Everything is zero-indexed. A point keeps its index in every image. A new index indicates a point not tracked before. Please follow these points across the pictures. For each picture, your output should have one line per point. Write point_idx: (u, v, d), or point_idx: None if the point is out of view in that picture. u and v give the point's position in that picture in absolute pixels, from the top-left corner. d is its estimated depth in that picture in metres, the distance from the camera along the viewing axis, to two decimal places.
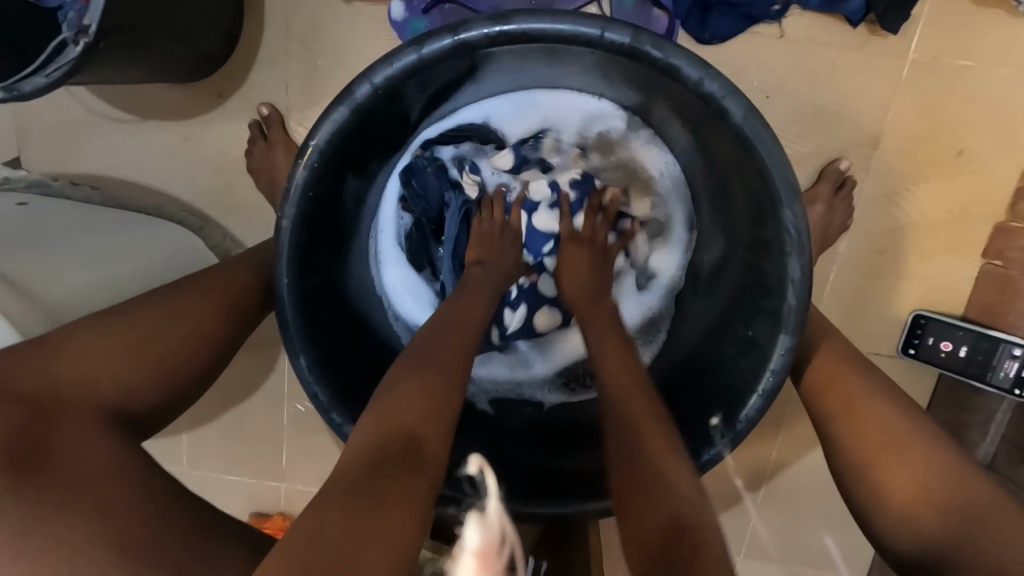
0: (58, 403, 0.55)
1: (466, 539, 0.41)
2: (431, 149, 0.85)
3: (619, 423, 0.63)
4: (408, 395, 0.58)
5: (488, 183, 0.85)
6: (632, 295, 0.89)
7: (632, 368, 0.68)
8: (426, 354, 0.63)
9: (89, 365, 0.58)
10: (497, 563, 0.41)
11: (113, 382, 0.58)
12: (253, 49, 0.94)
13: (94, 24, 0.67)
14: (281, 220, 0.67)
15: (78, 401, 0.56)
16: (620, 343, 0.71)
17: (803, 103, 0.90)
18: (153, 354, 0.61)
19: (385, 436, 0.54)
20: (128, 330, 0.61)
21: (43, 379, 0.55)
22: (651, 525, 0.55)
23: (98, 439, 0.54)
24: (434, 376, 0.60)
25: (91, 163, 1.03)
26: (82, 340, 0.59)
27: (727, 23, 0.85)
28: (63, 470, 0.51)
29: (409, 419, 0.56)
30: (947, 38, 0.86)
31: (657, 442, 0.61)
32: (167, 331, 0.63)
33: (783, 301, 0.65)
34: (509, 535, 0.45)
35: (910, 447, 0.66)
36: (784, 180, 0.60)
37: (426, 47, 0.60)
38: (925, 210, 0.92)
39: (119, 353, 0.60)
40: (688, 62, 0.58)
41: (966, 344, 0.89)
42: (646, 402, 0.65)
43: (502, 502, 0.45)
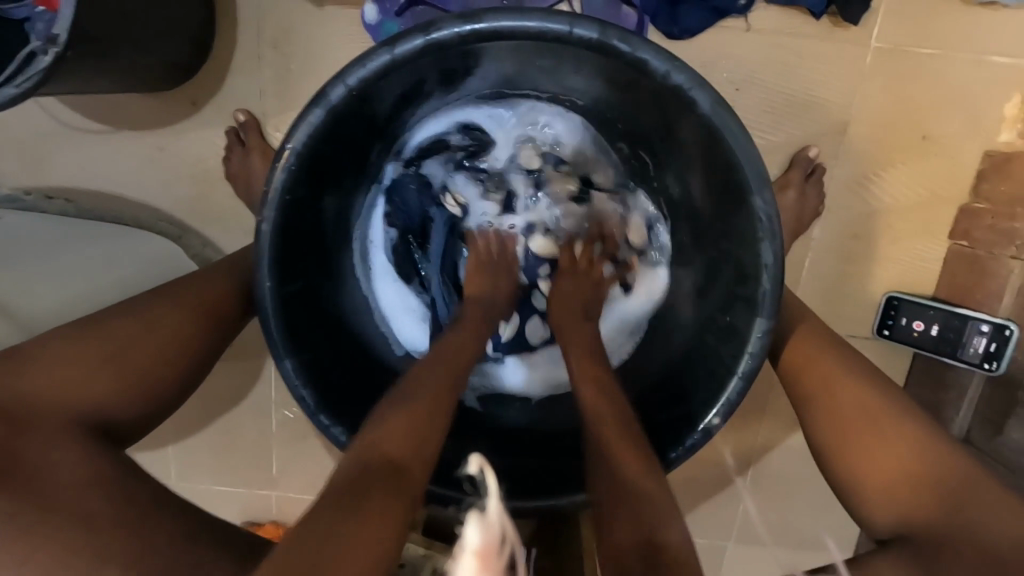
0: (33, 418, 0.54)
1: (466, 539, 0.44)
2: (415, 166, 0.86)
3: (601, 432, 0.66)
4: (396, 421, 0.60)
5: (473, 208, 0.89)
6: (618, 310, 0.90)
7: (600, 380, 0.72)
8: (417, 384, 0.65)
9: (70, 377, 0.57)
10: (497, 563, 0.44)
11: (94, 393, 0.58)
12: (227, 56, 0.93)
13: (64, 33, 0.66)
14: (261, 224, 0.67)
15: (58, 413, 0.55)
16: (592, 359, 0.75)
17: (772, 94, 0.92)
18: (134, 363, 0.61)
19: (368, 458, 0.56)
20: (108, 339, 0.61)
21: (17, 395, 0.54)
22: (629, 534, 0.56)
23: (77, 450, 0.54)
24: (423, 403, 0.62)
25: (63, 175, 1.01)
26: (56, 354, 0.58)
27: (696, 18, 0.87)
28: (47, 480, 0.51)
29: (393, 443, 0.57)
30: (907, 27, 0.89)
31: (629, 453, 0.64)
32: (147, 339, 0.63)
33: (759, 287, 0.67)
34: (508, 534, 0.47)
35: (886, 424, 0.68)
36: (753, 167, 0.62)
37: (398, 48, 0.60)
38: (892, 194, 0.95)
39: (95, 366, 0.59)
40: (655, 55, 0.59)
41: (937, 323, 0.93)
42: (619, 420, 0.67)
43: (502, 502, 0.47)
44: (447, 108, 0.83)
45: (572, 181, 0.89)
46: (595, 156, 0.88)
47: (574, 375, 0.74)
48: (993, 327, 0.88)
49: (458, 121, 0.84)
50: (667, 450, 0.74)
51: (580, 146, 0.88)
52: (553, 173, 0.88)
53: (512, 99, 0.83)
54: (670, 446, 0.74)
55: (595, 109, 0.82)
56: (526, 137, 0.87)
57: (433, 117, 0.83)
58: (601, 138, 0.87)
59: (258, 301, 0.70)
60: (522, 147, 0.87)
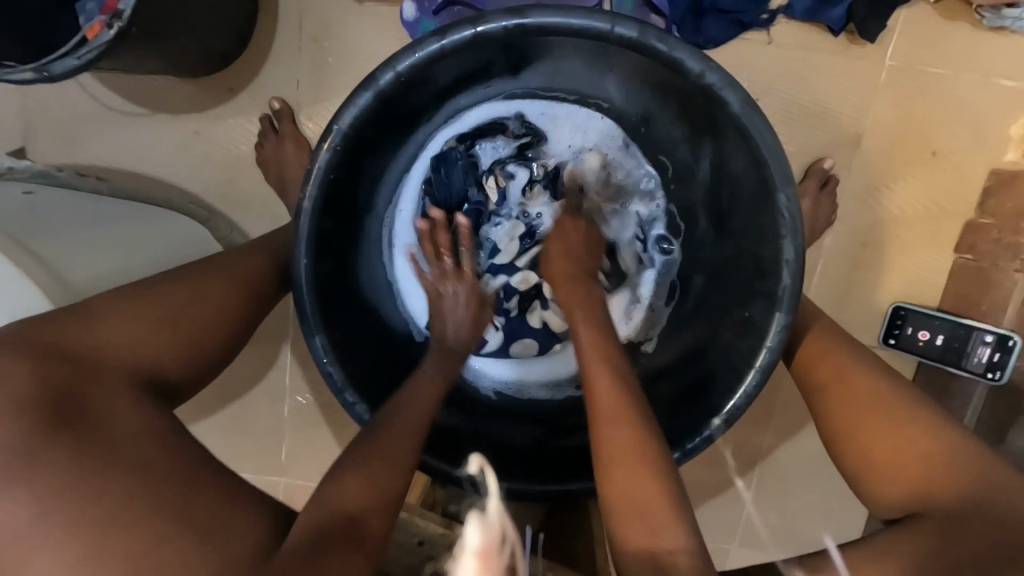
0: (88, 368, 0.55)
1: (468, 539, 0.47)
2: (467, 143, 0.88)
3: (612, 436, 0.63)
4: (358, 476, 0.59)
5: (511, 199, 0.90)
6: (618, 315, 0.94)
7: (618, 368, 0.70)
8: (390, 434, 0.65)
9: (122, 340, 0.59)
10: (496, 562, 0.47)
11: (143, 355, 0.59)
12: (265, 45, 0.97)
13: (129, 10, 0.69)
14: (302, 201, 0.69)
15: (109, 371, 0.56)
16: (602, 344, 0.72)
17: (790, 106, 0.96)
18: (181, 329, 0.63)
19: (334, 518, 0.55)
20: (158, 304, 0.63)
21: (72, 343, 0.56)
22: (643, 541, 0.58)
23: (132, 406, 0.55)
24: (386, 456, 0.62)
25: (97, 154, 1.03)
26: (110, 309, 0.60)
27: (719, 28, 0.90)
28: (102, 431, 0.52)
29: (356, 501, 0.57)
30: (920, 47, 0.93)
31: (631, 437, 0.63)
32: (194, 308, 0.65)
33: (778, 283, 0.70)
34: (509, 535, 0.50)
35: (900, 420, 0.71)
36: (779, 166, 0.65)
37: (448, 37, 0.63)
38: (901, 206, 0.99)
39: (144, 328, 0.61)
40: (691, 56, 0.62)
41: (943, 333, 0.97)
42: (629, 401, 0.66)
43: (502, 503, 0.51)
44: (512, 96, 0.86)
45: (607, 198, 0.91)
46: (635, 176, 0.91)
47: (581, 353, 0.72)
48: (997, 338, 0.92)
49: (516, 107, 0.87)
50: (683, 441, 0.77)
51: (619, 155, 0.90)
52: (592, 177, 0.90)
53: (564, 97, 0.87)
54: (676, 444, 0.77)
55: (634, 115, 0.85)
56: (579, 138, 0.90)
57: (494, 99, 0.86)
58: (636, 151, 0.90)
59: (294, 277, 0.72)
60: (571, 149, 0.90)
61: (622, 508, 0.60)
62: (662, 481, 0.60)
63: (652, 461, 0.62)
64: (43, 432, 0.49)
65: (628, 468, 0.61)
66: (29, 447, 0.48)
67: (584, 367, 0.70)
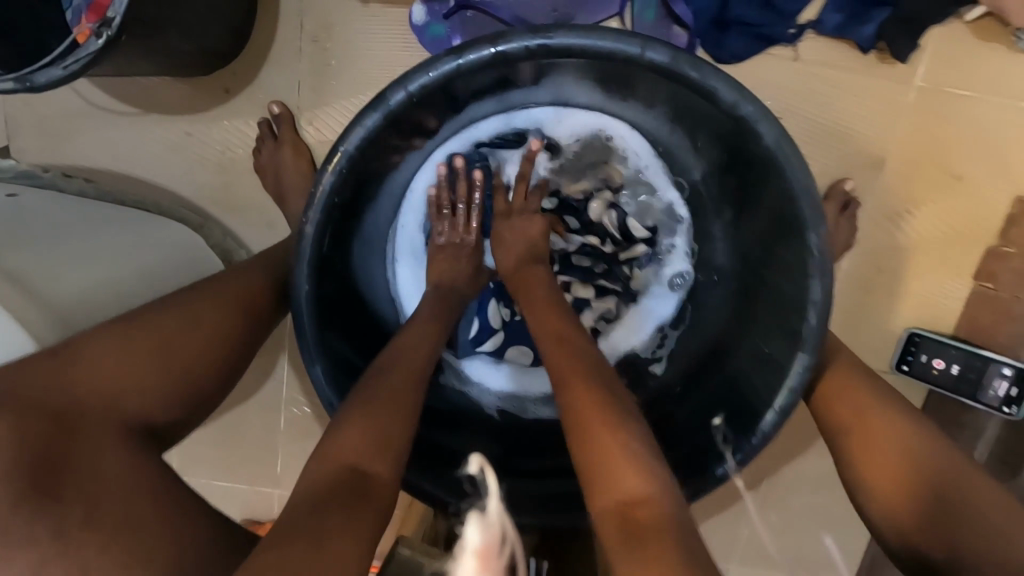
0: (74, 421, 0.53)
1: (467, 538, 0.43)
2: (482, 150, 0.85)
3: (566, 395, 0.62)
4: (355, 429, 0.59)
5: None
6: (631, 334, 0.90)
7: (568, 341, 0.68)
8: (376, 387, 0.64)
9: (106, 384, 0.56)
10: (497, 563, 0.43)
11: (130, 400, 0.57)
12: (265, 46, 0.91)
13: (118, 17, 0.64)
14: (304, 225, 0.65)
15: (92, 420, 0.54)
16: (543, 306, 0.73)
17: (814, 125, 0.92)
18: (172, 364, 0.59)
19: (333, 473, 0.55)
20: (146, 337, 0.59)
21: (52, 391, 0.53)
22: (630, 483, 0.54)
23: (118, 460, 0.54)
24: (380, 407, 0.61)
25: (83, 154, 0.98)
26: (96, 348, 0.56)
27: (744, 43, 0.86)
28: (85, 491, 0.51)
29: (352, 454, 0.57)
30: (951, 68, 0.89)
31: (587, 402, 0.60)
32: (185, 340, 0.61)
33: (802, 323, 0.67)
34: (509, 533, 0.46)
35: (920, 462, 0.70)
36: (810, 203, 0.62)
37: (465, 56, 0.59)
38: (922, 232, 0.96)
39: (132, 367, 0.57)
40: (725, 85, 0.58)
41: (958, 362, 0.94)
42: (582, 373, 0.64)
43: (502, 502, 0.46)
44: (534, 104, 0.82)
45: (630, 218, 0.87)
46: (658, 199, 0.86)
47: (532, 329, 0.72)
48: (1015, 371, 0.89)
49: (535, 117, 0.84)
50: (694, 480, 0.74)
51: (639, 168, 0.86)
52: (612, 187, 0.87)
53: (587, 109, 0.83)
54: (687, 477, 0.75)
55: (654, 131, 0.81)
56: (602, 156, 0.86)
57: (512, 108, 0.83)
58: (658, 165, 0.85)
59: (294, 300, 0.68)
60: (591, 168, 0.87)
61: (598, 452, 0.56)
62: (631, 443, 0.57)
63: (609, 411, 0.59)
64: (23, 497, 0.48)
65: (593, 436, 0.57)
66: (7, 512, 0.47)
67: (540, 345, 0.70)
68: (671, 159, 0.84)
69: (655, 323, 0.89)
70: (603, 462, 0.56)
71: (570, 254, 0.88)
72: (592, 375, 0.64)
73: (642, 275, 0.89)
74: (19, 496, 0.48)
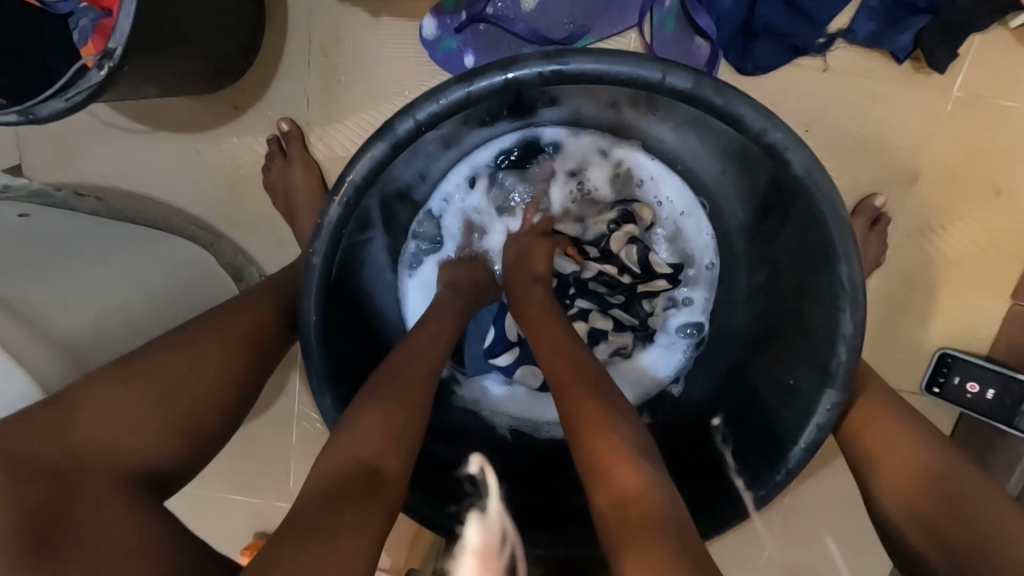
0: (72, 476, 0.51)
1: (471, 541, 0.50)
2: (497, 170, 0.84)
3: (567, 395, 0.60)
4: (365, 423, 0.57)
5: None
6: (649, 361, 0.88)
7: (565, 353, 0.65)
8: (379, 382, 0.62)
9: (109, 434, 0.54)
10: (495, 562, 0.50)
11: (135, 449, 0.55)
12: (273, 61, 0.89)
13: (120, 47, 0.62)
14: (312, 256, 0.64)
15: (93, 474, 0.52)
16: (549, 316, 0.70)
17: (844, 138, 0.88)
18: (175, 411, 0.58)
19: (339, 468, 0.53)
20: (149, 383, 0.58)
21: (53, 448, 0.51)
22: (633, 476, 0.52)
23: (120, 513, 0.51)
24: (393, 402, 0.59)
25: (95, 173, 0.98)
26: (98, 400, 0.55)
27: (771, 54, 0.82)
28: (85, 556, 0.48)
29: (362, 448, 0.55)
30: (993, 76, 0.84)
31: (585, 408, 0.58)
32: (189, 385, 0.60)
33: (832, 357, 0.63)
34: (504, 533, 0.56)
35: (954, 494, 0.66)
36: (842, 234, 0.58)
37: (475, 83, 0.57)
38: (958, 249, 0.91)
39: (136, 415, 0.56)
40: (751, 111, 0.55)
41: (994, 387, 0.90)
42: (582, 380, 0.61)
43: (500, 507, 0.60)
44: (552, 126, 0.81)
45: (653, 249, 0.85)
46: (681, 228, 0.84)
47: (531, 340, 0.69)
48: None
49: (552, 137, 0.82)
50: (717, 515, 0.71)
51: (659, 192, 0.84)
52: (634, 216, 0.83)
53: (610, 132, 0.81)
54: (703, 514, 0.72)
55: (675, 152, 0.79)
56: (622, 182, 0.84)
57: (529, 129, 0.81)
58: (680, 189, 0.83)
59: (302, 332, 0.67)
60: (613, 197, 0.85)
61: (603, 447, 0.54)
62: (628, 447, 0.54)
63: (607, 413, 0.57)
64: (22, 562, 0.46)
65: (593, 439, 0.55)
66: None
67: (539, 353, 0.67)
68: (693, 182, 0.81)
69: (673, 352, 0.88)
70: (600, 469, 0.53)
71: (585, 279, 0.85)
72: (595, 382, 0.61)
73: (663, 311, 0.87)
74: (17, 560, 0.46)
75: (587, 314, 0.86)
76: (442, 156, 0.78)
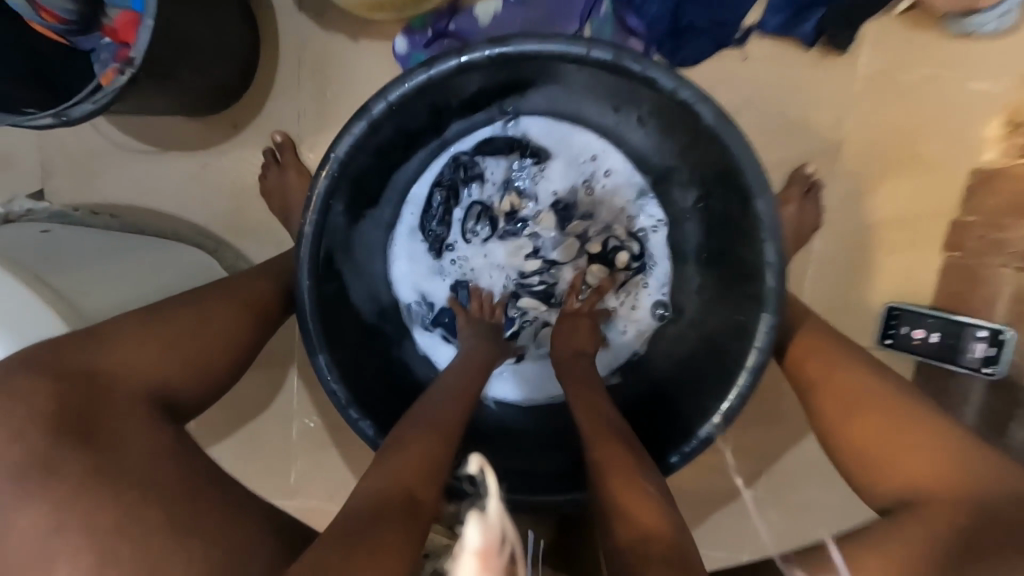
0: (103, 390, 0.60)
1: (468, 539, 0.43)
2: (472, 156, 0.94)
3: (601, 447, 0.69)
4: (412, 453, 0.65)
5: (523, 216, 0.96)
6: (621, 328, 0.95)
7: (597, 406, 0.76)
8: (432, 419, 0.71)
9: (135, 363, 0.63)
10: (496, 562, 0.43)
11: (157, 377, 0.64)
12: (268, 83, 1.02)
13: (140, 56, 0.74)
14: (303, 226, 0.75)
15: (119, 391, 0.61)
16: (588, 385, 0.80)
17: (770, 116, 0.99)
18: (190, 353, 0.67)
19: (393, 492, 0.60)
20: (166, 326, 0.67)
21: (88, 366, 0.61)
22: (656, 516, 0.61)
23: (141, 422, 0.60)
24: (439, 434, 0.68)
25: (109, 192, 1.09)
26: (117, 330, 0.64)
27: (697, 48, 0.95)
28: (111, 457, 0.56)
29: (405, 477, 0.62)
30: (892, 56, 0.97)
31: (617, 461, 0.67)
32: (199, 330, 0.68)
33: (763, 285, 0.73)
34: (510, 535, 0.46)
35: (887, 407, 0.68)
36: (754, 171, 0.68)
37: (434, 68, 0.70)
38: (885, 208, 1.01)
39: (160, 351, 0.65)
40: (663, 74, 0.67)
41: (936, 330, 0.98)
42: (614, 439, 0.70)
43: (503, 502, 0.45)
44: (516, 117, 0.92)
45: (616, 226, 0.95)
46: (644, 212, 0.94)
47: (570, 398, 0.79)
48: (990, 332, 0.92)
49: (518, 127, 0.93)
50: (680, 444, 0.79)
51: (617, 171, 0.93)
52: (595, 196, 0.95)
53: (570, 122, 0.92)
54: (672, 450, 0.80)
55: (623, 135, 0.90)
56: (586, 165, 0.94)
57: (499, 121, 0.92)
58: (634, 169, 0.93)
59: (298, 300, 0.77)
60: (582, 178, 0.95)
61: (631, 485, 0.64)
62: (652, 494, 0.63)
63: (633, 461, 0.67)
64: (60, 451, 0.55)
65: (613, 480, 0.65)
66: (50, 465, 0.54)
67: (573, 410, 0.77)
68: (640, 160, 0.91)
69: (639, 319, 0.94)
70: (630, 506, 0.62)
71: (556, 254, 0.96)
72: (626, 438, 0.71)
73: (632, 280, 0.95)
74: (53, 450, 0.55)
75: (565, 281, 0.97)
76: (419, 145, 0.89)
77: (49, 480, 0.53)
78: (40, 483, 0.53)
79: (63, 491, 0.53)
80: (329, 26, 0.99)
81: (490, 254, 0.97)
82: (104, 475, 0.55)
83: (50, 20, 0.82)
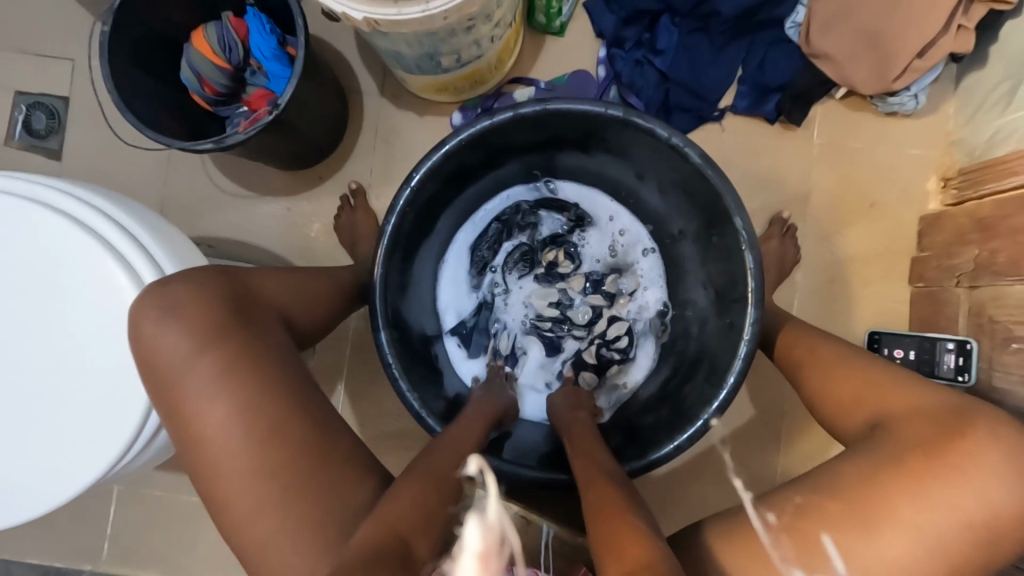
0: (253, 302, 0.75)
1: (470, 540, 0.52)
2: (534, 207, 1.18)
3: (594, 493, 0.77)
4: (405, 499, 0.67)
5: (560, 271, 1.17)
6: (636, 368, 1.14)
7: (598, 461, 0.85)
8: (430, 463, 0.74)
9: (273, 292, 0.80)
10: (495, 559, 0.52)
11: (289, 307, 0.81)
12: (350, 146, 1.31)
13: (285, 101, 1.01)
14: (386, 225, 0.95)
15: (262, 306, 0.77)
16: (589, 443, 0.90)
17: (749, 175, 1.24)
18: (311, 299, 0.84)
19: (382, 535, 0.62)
20: (302, 276, 0.86)
21: (249, 282, 0.77)
22: (642, 549, 0.67)
23: (277, 330, 0.76)
24: (427, 479, 0.71)
25: (209, 229, 1.33)
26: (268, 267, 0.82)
27: (685, 122, 1.22)
28: (255, 344, 0.71)
29: (399, 521, 0.64)
30: (840, 129, 1.23)
31: (616, 506, 0.74)
32: (315, 286, 0.86)
33: (747, 286, 0.91)
34: (508, 534, 0.54)
35: (859, 370, 0.80)
36: (732, 197, 0.90)
37: (495, 117, 0.94)
38: (854, 247, 1.21)
39: (293, 289, 0.83)
40: (661, 125, 0.91)
41: (913, 348, 1.09)
42: (610, 487, 0.78)
43: (501, 505, 0.53)
44: (560, 179, 1.17)
45: (621, 320, 1.15)
46: (654, 284, 1.16)
47: (574, 449, 0.90)
48: (957, 344, 1.04)
49: (564, 191, 1.17)
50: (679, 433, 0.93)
51: (632, 227, 1.16)
52: (616, 252, 1.17)
53: (598, 188, 1.17)
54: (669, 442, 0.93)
55: (631, 196, 1.14)
56: (608, 221, 1.17)
57: (554, 182, 1.17)
58: (642, 223, 1.16)
59: (371, 283, 0.95)
60: (611, 258, 1.17)
61: (624, 528, 0.70)
62: (637, 530, 0.70)
63: (626, 501, 0.75)
64: (228, 328, 0.71)
65: (606, 524, 0.72)
66: (218, 335, 0.70)
67: (572, 461, 0.88)
68: (641, 213, 1.15)
69: (648, 350, 1.14)
70: (615, 541, 0.69)
71: (580, 288, 1.16)
72: (614, 487, 0.79)
73: (637, 313, 1.16)
74: (223, 325, 0.70)
75: (589, 316, 1.16)
76: (471, 182, 1.11)
77: (215, 343, 0.69)
78: (212, 345, 0.69)
79: (223, 361, 0.69)
80: (402, 105, 1.30)
81: (522, 287, 1.18)
82: (249, 360, 0.70)
83: (209, 92, 1.11)
